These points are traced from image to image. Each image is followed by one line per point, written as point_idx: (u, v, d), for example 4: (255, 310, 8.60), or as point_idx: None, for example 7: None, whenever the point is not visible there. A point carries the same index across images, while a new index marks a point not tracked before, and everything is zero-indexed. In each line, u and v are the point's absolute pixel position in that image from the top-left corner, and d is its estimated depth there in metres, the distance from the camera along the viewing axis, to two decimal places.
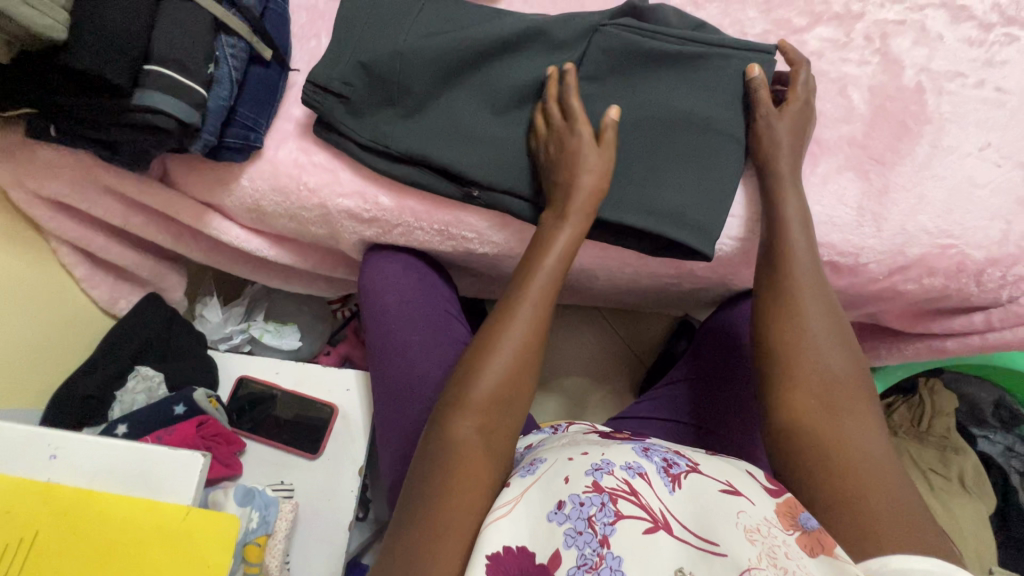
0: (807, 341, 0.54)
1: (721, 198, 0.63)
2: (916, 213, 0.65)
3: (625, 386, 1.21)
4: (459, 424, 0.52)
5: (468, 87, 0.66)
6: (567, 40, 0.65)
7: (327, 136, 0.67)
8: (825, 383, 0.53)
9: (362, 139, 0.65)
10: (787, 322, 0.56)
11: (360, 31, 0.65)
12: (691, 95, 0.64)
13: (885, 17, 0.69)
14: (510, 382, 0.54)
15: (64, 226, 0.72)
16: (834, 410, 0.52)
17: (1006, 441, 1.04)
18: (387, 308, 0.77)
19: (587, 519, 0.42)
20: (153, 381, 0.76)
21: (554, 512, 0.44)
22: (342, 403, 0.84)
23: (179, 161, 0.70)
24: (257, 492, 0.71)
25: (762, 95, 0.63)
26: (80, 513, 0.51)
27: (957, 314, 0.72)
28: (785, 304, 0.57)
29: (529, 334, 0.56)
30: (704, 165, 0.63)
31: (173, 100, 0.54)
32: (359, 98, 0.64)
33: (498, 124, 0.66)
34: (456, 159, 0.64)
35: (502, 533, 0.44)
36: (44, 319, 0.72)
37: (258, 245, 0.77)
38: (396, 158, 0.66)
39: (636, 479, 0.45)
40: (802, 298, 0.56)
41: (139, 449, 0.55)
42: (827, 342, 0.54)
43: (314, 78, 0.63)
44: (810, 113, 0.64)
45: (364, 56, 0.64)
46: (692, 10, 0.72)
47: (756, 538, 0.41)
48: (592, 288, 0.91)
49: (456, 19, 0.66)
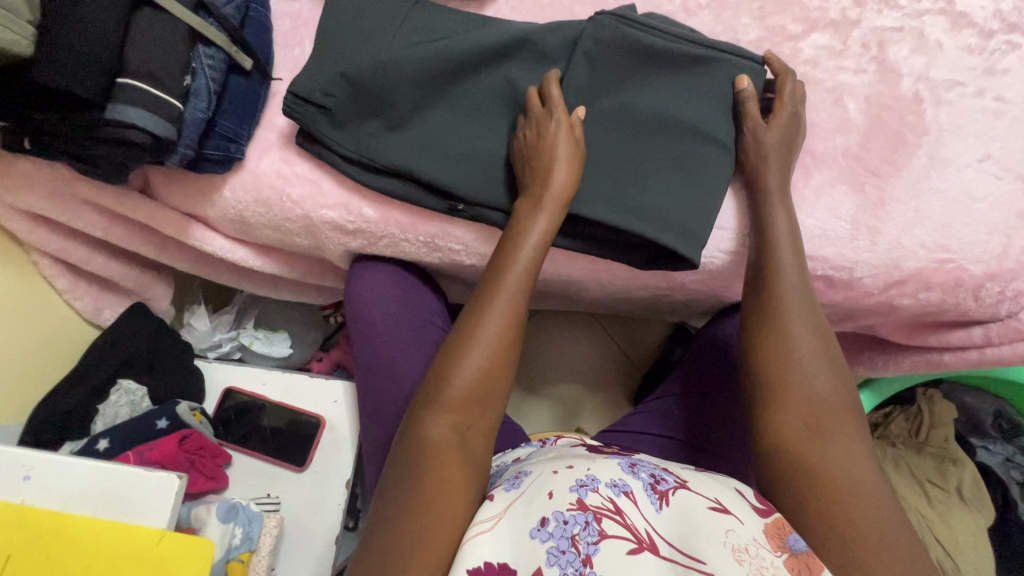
0: (796, 359, 0.53)
1: (708, 205, 0.61)
2: (912, 227, 0.63)
3: (619, 395, 1.20)
4: (436, 424, 0.51)
5: (454, 98, 0.64)
6: (554, 51, 0.64)
7: (309, 147, 0.65)
8: (812, 402, 0.51)
9: (346, 150, 0.63)
10: (776, 336, 0.54)
11: (341, 39, 0.64)
12: (679, 103, 0.62)
13: (883, 23, 0.67)
14: (487, 379, 0.53)
15: (44, 238, 0.71)
16: (819, 431, 0.50)
17: (1005, 451, 1.01)
18: (373, 321, 0.76)
19: (570, 538, 0.41)
20: (136, 394, 0.75)
21: (537, 529, 0.43)
22: (330, 414, 0.83)
23: (160, 172, 0.68)
24: (241, 508, 0.70)
25: (750, 107, 0.62)
26: (54, 535, 0.50)
27: (956, 328, 0.70)
28: (773, 314, 0.55)
29: (506, 328, 0.54)
30: (692, 175, 0.62)
31: (148, 115, 0.53)
32: (341, 109, 0.63)
33: (486, 134, 0.64)
34: (444, 173, 0.63)
35: (484, 548, 0.43)
36: (24, 332, 0.72)
37: (243, 255, 0.76)
38: (381, 170, 0.65)
39: (621, 498, 0.44)
40: (793, 313, 0.55)
41: (116, 470, 0.53)
42: (814, 359, 0.53)
43: (296, 88, 0.62)
44: (801, 124, 0.62)
45: (346, 65, 0.62)
46: (684, 17, 0.70)
47: (744, 559, 0.40)
48: (585, 297, 0.90)
49: (440, 28, 0.65)
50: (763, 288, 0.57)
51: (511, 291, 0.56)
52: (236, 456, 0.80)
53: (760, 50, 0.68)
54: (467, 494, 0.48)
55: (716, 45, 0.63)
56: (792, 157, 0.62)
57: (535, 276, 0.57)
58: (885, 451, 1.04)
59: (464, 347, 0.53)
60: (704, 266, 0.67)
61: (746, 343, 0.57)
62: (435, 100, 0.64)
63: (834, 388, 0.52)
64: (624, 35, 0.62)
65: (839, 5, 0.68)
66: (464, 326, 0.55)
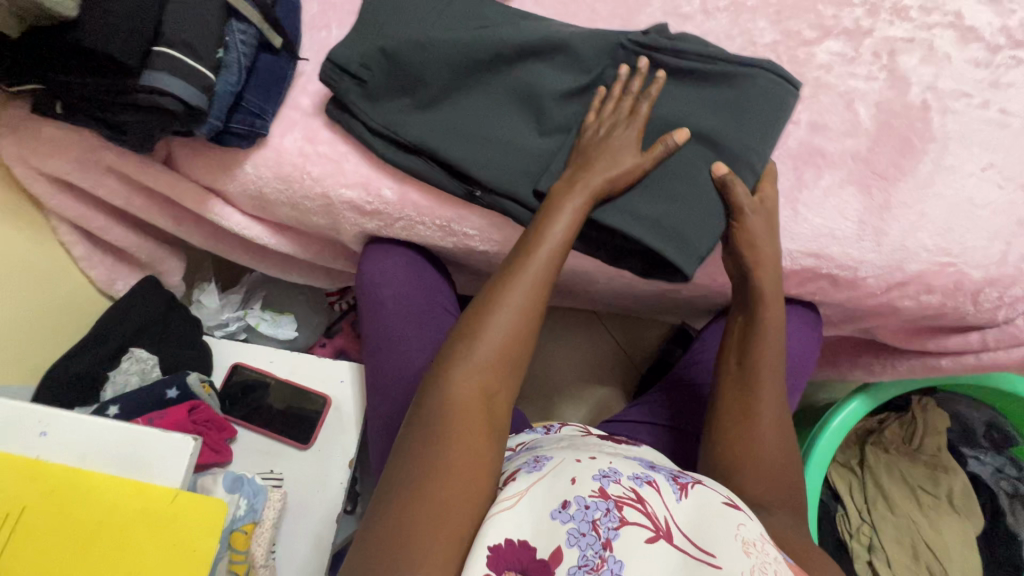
0: (761, 437, 0.59)
1: (708, 214, 0.62)
2: (916, 230, 0.65)
3: (617, 393, 1.22)
4: (460, 384, 0.51)
5: (486, 89, 0.66)
6: (590, 58, 0.65)
7: (339, 117, 0.67)
8: (766, 478, 0.57)
9: (375, 123, 0.65)
10: (742, 419, 0.60)
11: (386, 19, 0.66)
12: (705, 115, 0.64)
13: (894, 34, 0.69)
14: (508, 353, 0.54)
15: (65, 204, 0.72)
16: (769, 503, 0.56)
17: (996, 462, 1.03)
18: (385, 302, 0.77)
19: (591, 522, 0.43)
20: (147, 363, 0.76)
21: (558, 510, 0.44)
22: (337, 394, 0.84)
23: (183, 144, 0.70)
24: (246, 480, 0.70)
25: (740, 192, 0.61)
26: (68, 492, 0.50)
27: (953, 333, 0.72)
28: (748, 366, 0.62)
29: (527, 305, 0.55)
30: (699, 189, 0.62)
31: (182, 82, 0.54)
32: (376, 83, 0.64)
33: (513, 125, 0.66)
34: (467, 157, 0.64)
35: (506, 525, 0.45)
36: (39, 297, 0.72)
37: (259, 232, 0.77)
38: (405, 147, 0.66)
39: (643, 488, 0.46)
40: (761, 387, 0.61)
41: (134, 430, 0.54)
42: (772, 437, 0.59)
43: (335, 57, 0.63)
44: (776, 211, 0.63)
45: (386, 40, 0.64)
46: (702, 18, 0.72)
47: (752, 551, 0.42)
48: (590, 291, 0.91)
49: (483, 18, 0.67)
50: (752, 344, 0.63)
51: (533, 275, 0.56)
52: (241, 431, 0.81)
53: (775, 52, 0.70)
54: (487, 461, 0.49)
55: (755, 71, 0.64)
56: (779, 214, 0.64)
57: (563, 261, 0.58)
58: (878, 457, 1.05)
59: (486, 320, 0.54)
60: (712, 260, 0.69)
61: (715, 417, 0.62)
62: (467, 90, 0.66)
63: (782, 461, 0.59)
64: (656, 57, 0.65)
65: (852, 15, 0.70)
66: (491, 295, 0.56)
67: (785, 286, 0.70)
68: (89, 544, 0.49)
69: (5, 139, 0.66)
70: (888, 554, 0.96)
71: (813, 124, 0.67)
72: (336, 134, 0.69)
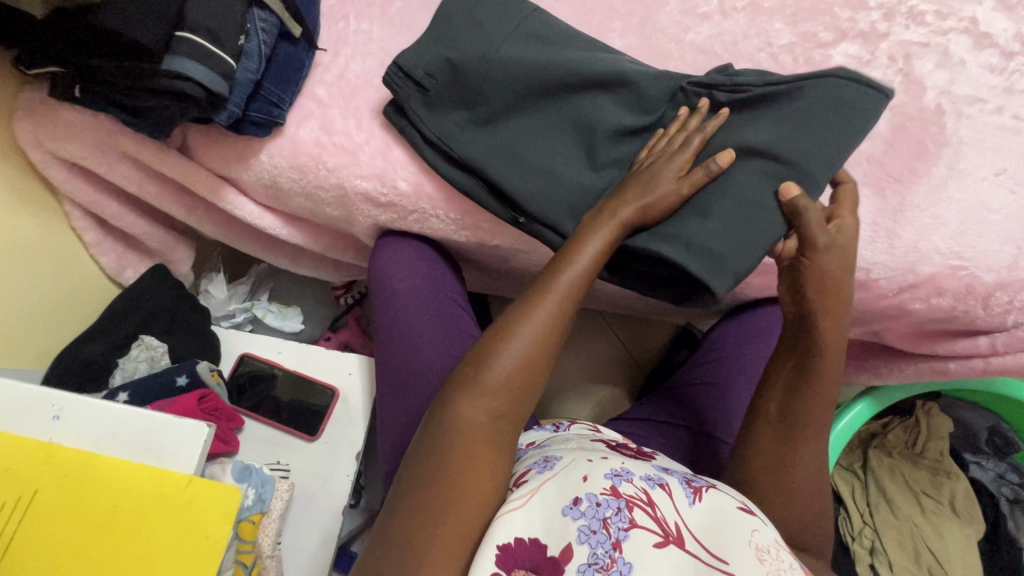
0: (800, 493, 0.55)
1: (758, 236, 0.55)
2: (929, 233, 0.65)
3: (621, 392, 1.22)
4: (475, 410, 0.51)
5: (541, 110, 0.65)
6: (654, 98, 0.63)
7: (395, 119, 0.67)
8: (800, 529, 0.55)
9: (429, 133, 0.65)
10: (779, 474, 0.55)
11: (455, 26, 0.65)
12: (770, 132, 0.57)
13: (910, 38, 0.70)
14: (522, 384, 0.53)
15: (78, 190, 0.71)
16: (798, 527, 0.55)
17: (997, 468, 1.03)
18: (397, 296, 0.77)
19: (602, 519, 0.43)
20: (157, 351, 0.76)
21: (569, 507, 0.45)
22: (344, 386, 0.83)
23: (199, 132, 0.69)
24: (254, 470, 0.70)
25: (813, 219, 0.53)
26: (80, 477, 0.50)
27: (961, 336, 0.73)
28: (800, 393, 0.55)
29: (541, 340, 0.54)
30: (749, 209, 0.56)
31: (204, 69, 0.54)
32: (436, 91, 0.65)
33: (561, 152, 0.64)
34: (512, 178, 0.63)
35: (516, 525, 0.45)
36: (50, 282, 0.72)
37: (271, 223, 0.77)
38: (455, 161, 0.66)
39: (655, 490, 0.46)
40: (807, 437, 0.56)
41: (145, 415, 0.54)
42: (810, 488, 0.55)
43: (401, 61, 0.64)
44: (855, 244, 0.53)
45: (452, 50, 0.63)
46: (720, 18, 0.72)
47: (766, 558, 0.42)
48: (599, 289, 0.91)
49: (549, 42, 0.65)
50: (801, 388, 0.55)
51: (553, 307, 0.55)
52: (249, 422, 0.81)
53: (791, 54, 0.70)
54: (492, 482, 0.49)
55: (830, 89, 0.57)
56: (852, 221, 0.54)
57: (580, 296, 0.57)
58: (882, 460, 1.06)
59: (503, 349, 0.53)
60: None
61: (748, 467, 0.57)
62: (524, 111, 0.65)
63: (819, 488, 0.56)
64: (719, 95, 0.61)
65: (869, 18, 0.70)
66: (508, 322, 0.55)
67: None
68: (109, 525, 0.49)
69: (21, 122, 0.66)
70: (890, 557, 0.96)
71: None
72: (352, 125, 0.69)
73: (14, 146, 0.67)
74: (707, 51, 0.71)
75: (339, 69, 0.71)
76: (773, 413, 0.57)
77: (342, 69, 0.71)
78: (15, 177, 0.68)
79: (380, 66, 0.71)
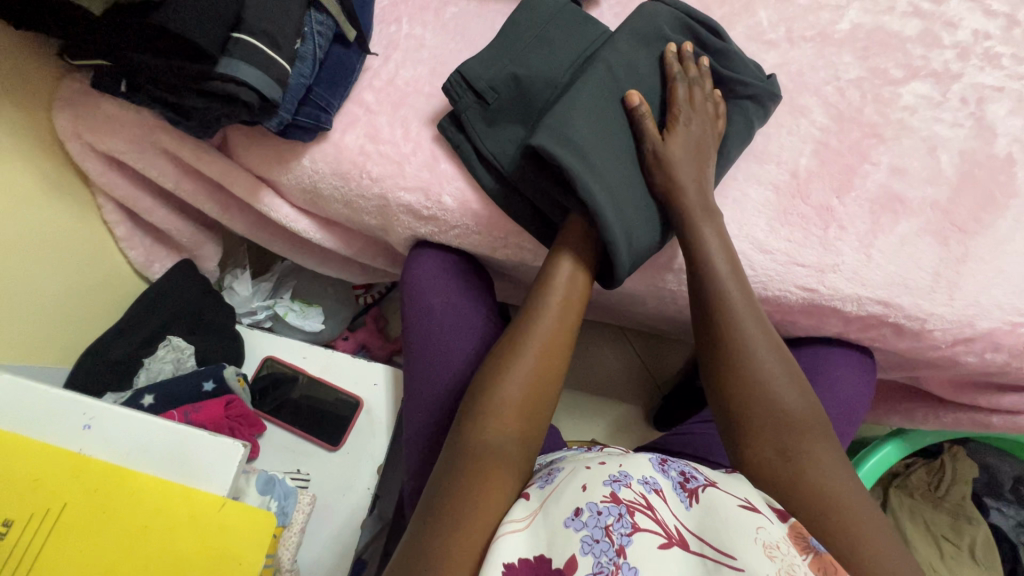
0: (764, 397, 0.53)
1: (601, 135, 0.59)
2: (990, 287, 0.63)
3: (636, 412, 1.19)
4: (491, 422, 0.52)
5: (596, 94, 0.60)
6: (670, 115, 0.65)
7: (451, 133, 0.65)
8: (783, 441, 0.51)
9: (485, 150, 0.63)
10: (738, 386, 0.54)
11: (524, 43, 0.64)
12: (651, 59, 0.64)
13: (984, 81, 0.68)
14: (536, 388, 0.54)
15: (113, 183, 0.70)
16: (790, 454, 0.50)
17: (1019, 516, 0.99)
18: (432, 309, 0.74)
19: (604, 528, 0.38)
20: (184, 352, 0.73)
21: (571, 518, 0.40)
22: (369, 397, 0.82)
23: (242, 131, 0.68)
24: (278, 481, 0.67)
25: (647, 126, 0.60)
26: (112, 491, 0.49)
27: (1008, 391, 0.71)
28: (724, 314, 0.57)
29: (547, 345, 0.56)
30: (605, 124, 0.60)
31: (259, 73, 0.52)
32: (498, 106, 0.63)
33: (620, 165, 0.60)
34: (579, 173, 0.56)
35: (517, 546, 0.40)
36: (77, 275, 0.70)
37: (305, 226, 0.74)
38: (505, 179, 0.64)
39: (652, 496, 0.41)
40: (746, 361, 0.55)
41: (178, 429, 0.53)
42: (785, 394, 0.53)
43: (465, 70, 0.62)
44: (710, 142, 0.62)
45: (520, 67, 0.63)
46: (787, 46, 0.70)
47: (775, 555, 0.36)
48: (631, 313, 0.88)
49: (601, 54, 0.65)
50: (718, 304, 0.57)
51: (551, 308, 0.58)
52: (271, 427, 0.79)
53: (859, 88, 0.68)
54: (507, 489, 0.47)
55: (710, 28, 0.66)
56: (707, 149, 0.62)
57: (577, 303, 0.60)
58: (903, 500, 1.04)
59: (510, 361, 0.55)
60: (775, 299, 0.65)
61: (714, 394, 0.56)
62: (587, 91, 0.60)
63: (804, 417, 0.52)
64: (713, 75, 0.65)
65: (942, 57, 0.69)
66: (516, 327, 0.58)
67: (846, 329, 0.68)
68: (139, 542, 0.48)
69: (60, 112, 0.64)
70: None
71: (893, 167, 0.65)
72: (399, 134, 0.66)
73: (52, 137, 0.65)
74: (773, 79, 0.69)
75: (388, 75, 0.68)
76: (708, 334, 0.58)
77: (391, 75, 0.68)
78: (51, 166, 0.66)
79: (431, 74, 0.69)
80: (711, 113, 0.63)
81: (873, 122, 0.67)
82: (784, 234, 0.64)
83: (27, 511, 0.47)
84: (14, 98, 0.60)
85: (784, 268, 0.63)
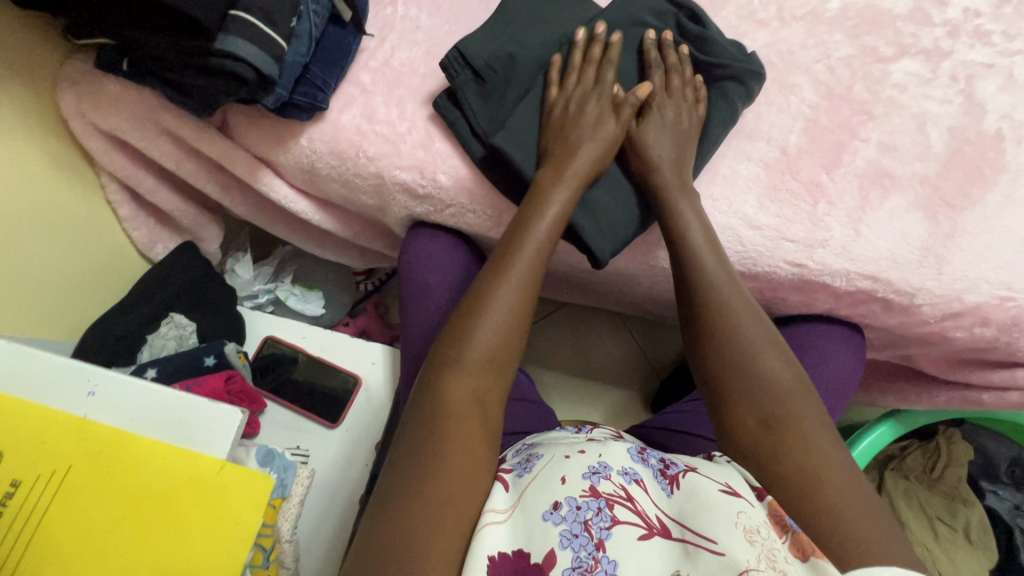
0: (747, 367, 0.53)
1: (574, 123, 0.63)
2: (979, 261, 0.63)
3: (635, 396, 1.20)
4: (452, 384, 0.50)
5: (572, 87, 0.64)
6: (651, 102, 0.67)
7: (447, 110, 0.65)
8: (766, 411, 0.51)
9: (480, 127, 0.64)
10: (722, 354, 0.55)
11: (522, 22, 0.66)
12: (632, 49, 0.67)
13: (973, 58, 0.68)
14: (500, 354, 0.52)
15: (117, 163, 0.72)
16: (772, 424, 0.50)
17: (1014, 499, 0.99)
18: (427, 287, 0.74)
19: (583, 523, 0.40)
20: (186, 329, 0.75)
21: (549, 512, 0.41)
22: (367, 374, 0.83)
23: (241, 112, 0.69)
24: (277, 454, 0.68)
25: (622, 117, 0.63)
26: (116, 454, 0.50)
27: (998, 367, 0.71)
28: (701, 293, 0.58)
29: (517, 304, 0.54)
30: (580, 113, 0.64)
31: (256, 49, 0.54)
32: (494, 84, 0.64)
33: None
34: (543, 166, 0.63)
35: (496, 539, 0.41)
36: (80, 254, 0.71)
37: (304, 207, 0.76)
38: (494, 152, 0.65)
39: (633, 486, 0.43)
40: (728, 334, 0.55)
41: (178, 396, 0.54)
42: (769, 362, 0.53)
43: (463, 47, 0.63)
44: (692, 128, 0.64)
45: (517, 47, 0.65)
46: (778, 25, 0.71)
47: (756, 539, 0.37)
48: (627, 295, 0.89)
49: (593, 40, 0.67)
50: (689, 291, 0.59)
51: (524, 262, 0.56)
52: (271, 404, 0.80)
53: (849, 66, 0.69)
54: (478, 467, 0.46)
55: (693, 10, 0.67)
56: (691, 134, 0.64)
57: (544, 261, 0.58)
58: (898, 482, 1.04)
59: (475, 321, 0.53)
60: (766, 274, 0.66)
61: (698, 367, 0.57)
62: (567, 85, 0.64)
63: (791, 387, 0.52)
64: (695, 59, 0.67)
65: (932, 35, 0.69)
66: (496, 261, 0.57)
67: (837, 305, 0.68)
68: (140, 503, 0.49)
69: (65, 92, 0.66)
70: None
71: (883, 143, 0.66)
72: (395, 114, 0.68)
73: (56, 116, 0.67)
74: (763, 58, 0.70)
75: (384, 56, 0.70)
76: (691, 310, 0.58)
77: (387, 57, 0.70)
78: (56, 146, 0.68)
79: (426, 54, 0.70)
80: (689, 98, 0.65)
81: (863, 99, 0.67)
82: (774, 210, 0.65)
83: (33, 473, 0.48)
84: (20, 78, 0.62)
85: (773, 244, 0.64)
